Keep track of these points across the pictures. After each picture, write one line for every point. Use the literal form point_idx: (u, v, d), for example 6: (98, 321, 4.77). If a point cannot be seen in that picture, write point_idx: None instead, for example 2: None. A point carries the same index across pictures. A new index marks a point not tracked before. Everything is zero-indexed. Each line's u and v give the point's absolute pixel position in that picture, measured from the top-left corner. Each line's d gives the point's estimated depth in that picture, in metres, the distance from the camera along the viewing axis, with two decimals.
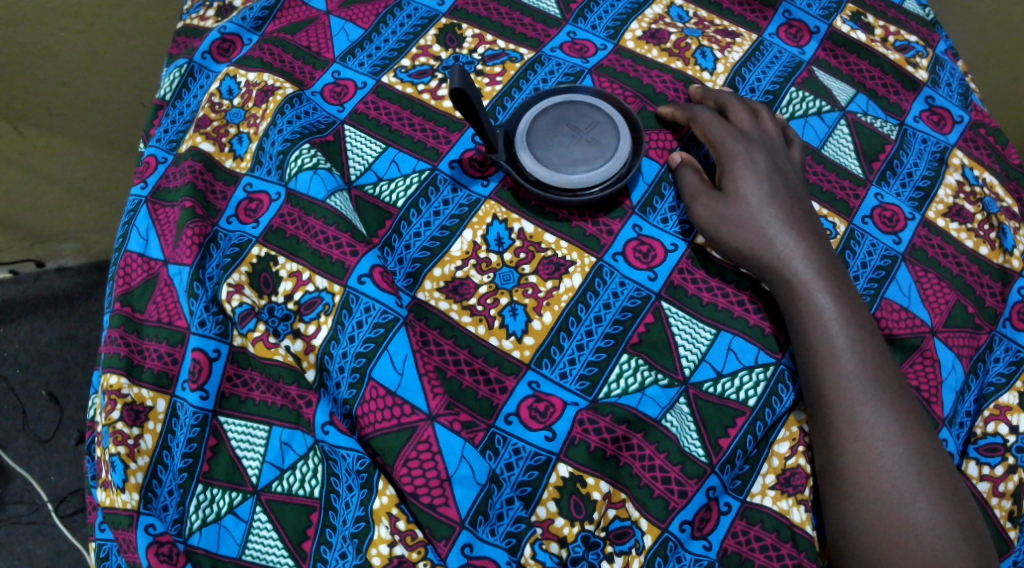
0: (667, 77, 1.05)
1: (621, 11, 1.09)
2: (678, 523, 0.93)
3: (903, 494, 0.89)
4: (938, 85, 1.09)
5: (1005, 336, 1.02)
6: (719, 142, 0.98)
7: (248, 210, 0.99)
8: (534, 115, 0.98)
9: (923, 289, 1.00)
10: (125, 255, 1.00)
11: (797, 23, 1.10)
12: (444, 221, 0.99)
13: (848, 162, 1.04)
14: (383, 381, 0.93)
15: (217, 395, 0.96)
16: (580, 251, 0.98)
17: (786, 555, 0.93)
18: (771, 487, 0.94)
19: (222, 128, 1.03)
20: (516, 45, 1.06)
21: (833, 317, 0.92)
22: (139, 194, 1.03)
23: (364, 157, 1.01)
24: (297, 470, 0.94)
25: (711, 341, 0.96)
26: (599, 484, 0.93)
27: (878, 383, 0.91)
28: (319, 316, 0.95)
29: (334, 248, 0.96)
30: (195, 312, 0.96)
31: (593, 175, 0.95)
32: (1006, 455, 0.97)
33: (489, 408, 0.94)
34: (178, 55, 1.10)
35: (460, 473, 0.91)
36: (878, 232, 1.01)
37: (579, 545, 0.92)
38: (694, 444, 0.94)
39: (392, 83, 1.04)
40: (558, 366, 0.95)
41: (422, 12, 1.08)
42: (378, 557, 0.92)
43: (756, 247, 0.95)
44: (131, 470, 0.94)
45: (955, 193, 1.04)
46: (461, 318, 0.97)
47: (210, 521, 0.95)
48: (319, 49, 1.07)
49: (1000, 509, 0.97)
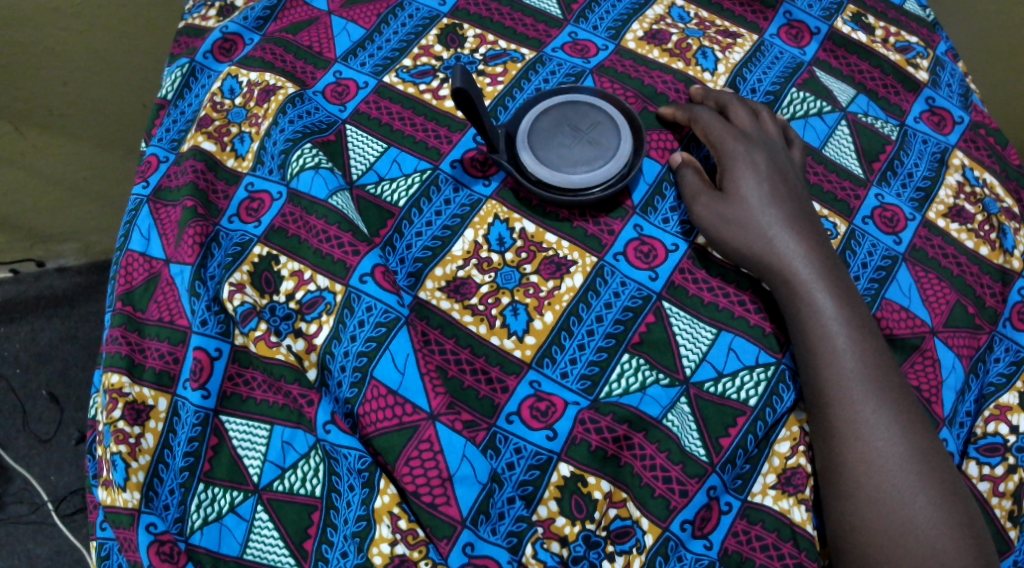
0: (668, 78, 1.05)
1: (622, 11, 1.09)
2: (679, 523, 0.93)
3: (904, 494, 0.89)
4: (938, 86, 1.09)
5: (1005, 336, 1.02)
6: (720, 143, 0.99)
7: (248, 209, 0.99)
8: (535, 115, 0.98)
9: (923, 289, 1.00)
10: (126, 255, 1.01)
11: (797, 24, 1.10)
12: (445, 221, 0.99)
13: (848, 162, 1.04)
14: (384, 380, 0.93)
15: (217, 395, 0.96)
16: (581, 251, 0.98)
17: (786, 555, 0.93)
18: (771, 487, 0.94)
19: (223, 128, 1.04)
20: (516, 45, 1.07)
21: (833, 317, 0.92)
22: (140, 193, 1.03)
23: (365, 157, 1.02)
24: (298, 470, 0.95)
25: (711, 342, 0.96)
26: (600, 483, 0.93)
27: (878, 382, 0.91)
28: (320, 315, 0.95)
29: (335, 248, 0.96)
30: (196, 312, 0.96)
31: (594, 175, 0.96)
32: (1006, 455, 0.98)
33: (489, 407, 0.94)
34: (178, 55, 1.10)
35: (461, 473, 0.91)
36: (878, 232, 1.01)
37: (579, 545, 0.93)
38: (694, 444, 0.94)
39: (393, 82, 1.05)
40: (558, 365, 0.95)
41: (423, 12, 1.08)
42: (379, 557, 0.91)
43: (757, 246, 0.95)
44: (132, 470, 0.94)
45: (955, 194, 1.04)
46: (462, 317, 0.97)
47: (210, 521, 0.95)
48: (320, 49, 1.07)
49: (1000, 509, 0.97)
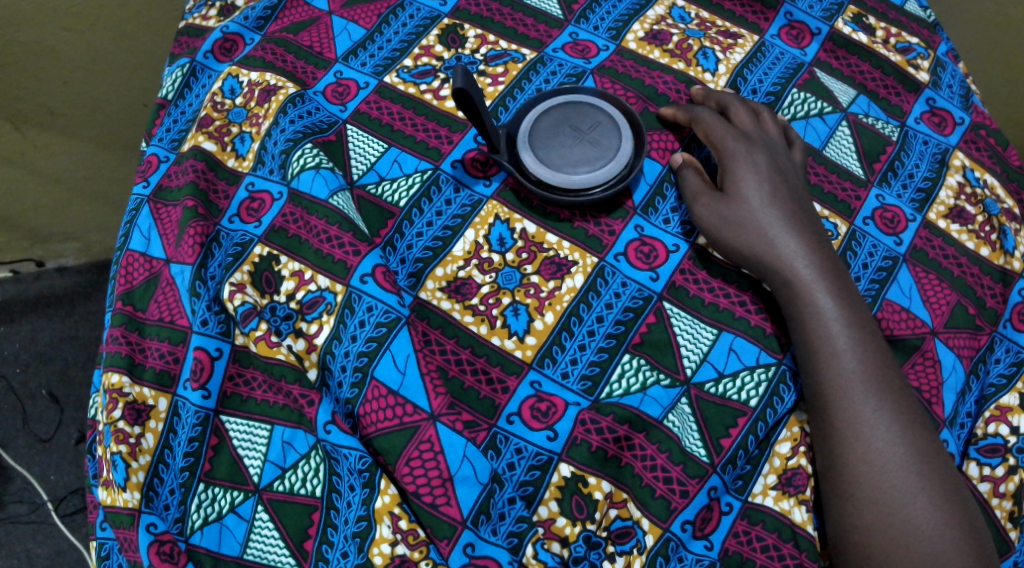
0: (668, 78, 1.05)
1: (623, 12, 1.09)
2: (679, 523, 0.93)
3: (904, 494, 0.89)
4: (938, 87, 1.09)
5: (1005, 337, 1.02)
6: (720, 143, 0.99)
7: (249, 209, 0.99)
8: (536, 115, 0.98)
9: (923, 290, 1.00)
10: (126, 255, 1.01)
11: (798, 25, 1.10)
12: (446, 221, 0.99)
13: (848, 163, 1.04)
14: (384, 380, 0.93)
15: (218, 395, 0.96)
16: (582, 251, 0.98)
17: (787, 555, 0.93)
18: (772, 487, 0.94)
19: (223, 128, 1.03)
20: (518, 45, 1.07)
21: (834, 317, 0.92)
22: (141, 193, 1.03)
23: (366, 157, 1.01)
24: (299, 469, 0.94)
25: (712, 342, 0.96)
26: (600, 483, 0.93)
27: (878, 382, 0.91)
28: (320, 315, 0.95)
29: (335, 248, 0.96)
30: (197, 312, 0.96)
31: (594, 176, 0.96)
32: (1007, 455, 0.98)
33: (490, 408, 0.94)
34: (179, 55, 1.10)
35: (462, 473, 0.91)
36: (879, 233, 1.01)
37: (580, 545, 0.93)
38: (695, 444, 0.94)
39: (394, 83, 1.04)
40: (559, 366, 0.95)
41: (424, 12, 1.08)
42: (379, 557, 0.91)
43: (757, 247, 0.95)
44: (132, 470, 0.94)
45: (955, 195, 1.04)
46: (462, 318, 0.97)
47: (211, 521, 0.94)
48: (320, 48, 1.07)
49: (1000, 510, 0.97)
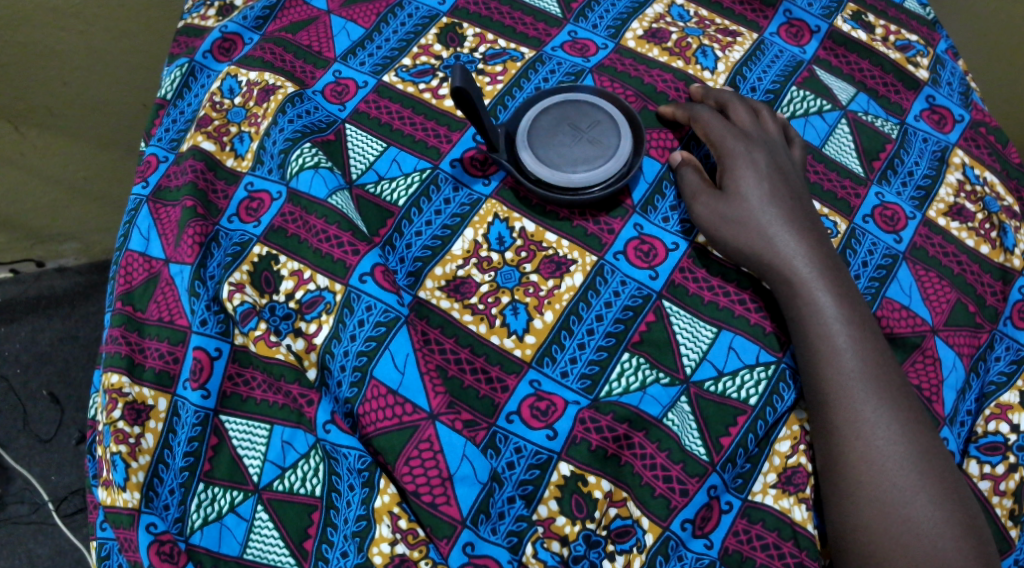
0: (667, 77, 1.05)
1: (622, 10, 1.09)
2: (679, 522, 0.93)
3: (904, 494, 0.89)
4: (938, 85, 1.09)
5: (1005, 335, 1.02)
6: (719, 142, 0.99)
7: (248, 209, 0.99)
8: (535, 114, 0.98)
9: (923, 288, 1.00)
10: (125, 255, 1.01)
11: (798, 22, 1.10)
12: (445, 220, 0.99)
13: (848, 161, 1.04)
14: (384, 380, 0.93)
15: (217, 395, 0.96)
16: (581, 250, 0.98)
17: (786, 555, 0.93)
18: (772, 486, 0.94)
19: (222, 127, 1.03)
20: (516, 44, 1.07)
21: (834, 316, 0.92)
22: (140, 193, 1.03)
23: (365, 157, 1.01)
24: (298, 469, 0.94)
25: (711, 341, 0.96)
26: (600, 482, 0.93)
27: (878, 381, 0.91)
28: (320, 315, 0.95)
29: (334, 247, 0.96)
30: (196, 312, 0.96)
31: (593, 174, 0.96)
32: (1007, 453, 0.97)
33: (490, 407, 0.94)
34: (177, 55, 1.10)
35: (461, 472, 0.91)
36: (878, 231, 1.01)
37: (580, 544, 0.93)
38: (695, 442, 0.94)
39: (393, 82, 1.04)
40: (558, 365, 0.95)
41: (423, 12, 1.08)
42: (379, 557, 0.91)
43: (757, 246, 0.95)
44: (132, 470, 0.94)
45: (955, 193, 1.04)
46: (462, 317, 0.97)
47: (211, 520, 0.94)
48: (319, 48, 1.07)
49: (1000, 508, 0.97)
